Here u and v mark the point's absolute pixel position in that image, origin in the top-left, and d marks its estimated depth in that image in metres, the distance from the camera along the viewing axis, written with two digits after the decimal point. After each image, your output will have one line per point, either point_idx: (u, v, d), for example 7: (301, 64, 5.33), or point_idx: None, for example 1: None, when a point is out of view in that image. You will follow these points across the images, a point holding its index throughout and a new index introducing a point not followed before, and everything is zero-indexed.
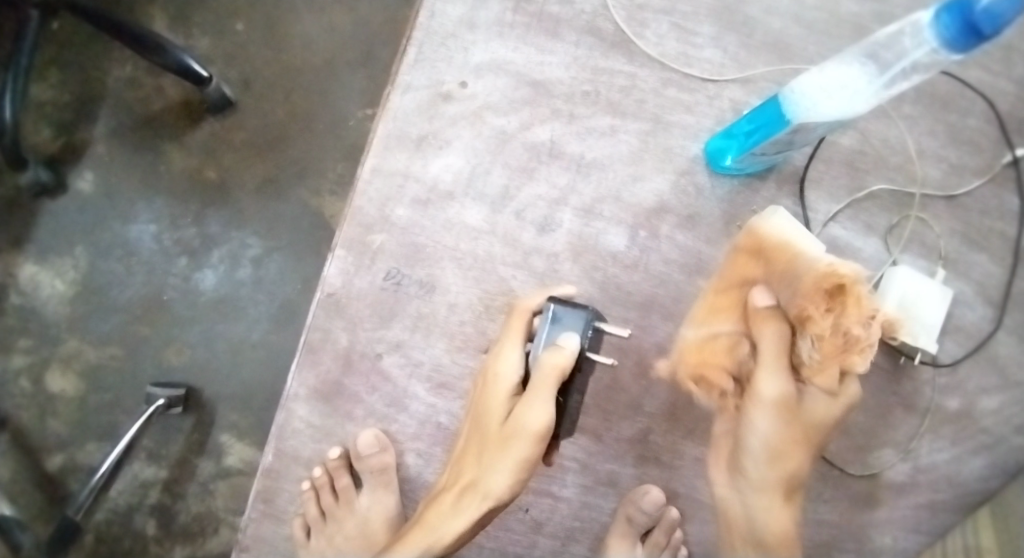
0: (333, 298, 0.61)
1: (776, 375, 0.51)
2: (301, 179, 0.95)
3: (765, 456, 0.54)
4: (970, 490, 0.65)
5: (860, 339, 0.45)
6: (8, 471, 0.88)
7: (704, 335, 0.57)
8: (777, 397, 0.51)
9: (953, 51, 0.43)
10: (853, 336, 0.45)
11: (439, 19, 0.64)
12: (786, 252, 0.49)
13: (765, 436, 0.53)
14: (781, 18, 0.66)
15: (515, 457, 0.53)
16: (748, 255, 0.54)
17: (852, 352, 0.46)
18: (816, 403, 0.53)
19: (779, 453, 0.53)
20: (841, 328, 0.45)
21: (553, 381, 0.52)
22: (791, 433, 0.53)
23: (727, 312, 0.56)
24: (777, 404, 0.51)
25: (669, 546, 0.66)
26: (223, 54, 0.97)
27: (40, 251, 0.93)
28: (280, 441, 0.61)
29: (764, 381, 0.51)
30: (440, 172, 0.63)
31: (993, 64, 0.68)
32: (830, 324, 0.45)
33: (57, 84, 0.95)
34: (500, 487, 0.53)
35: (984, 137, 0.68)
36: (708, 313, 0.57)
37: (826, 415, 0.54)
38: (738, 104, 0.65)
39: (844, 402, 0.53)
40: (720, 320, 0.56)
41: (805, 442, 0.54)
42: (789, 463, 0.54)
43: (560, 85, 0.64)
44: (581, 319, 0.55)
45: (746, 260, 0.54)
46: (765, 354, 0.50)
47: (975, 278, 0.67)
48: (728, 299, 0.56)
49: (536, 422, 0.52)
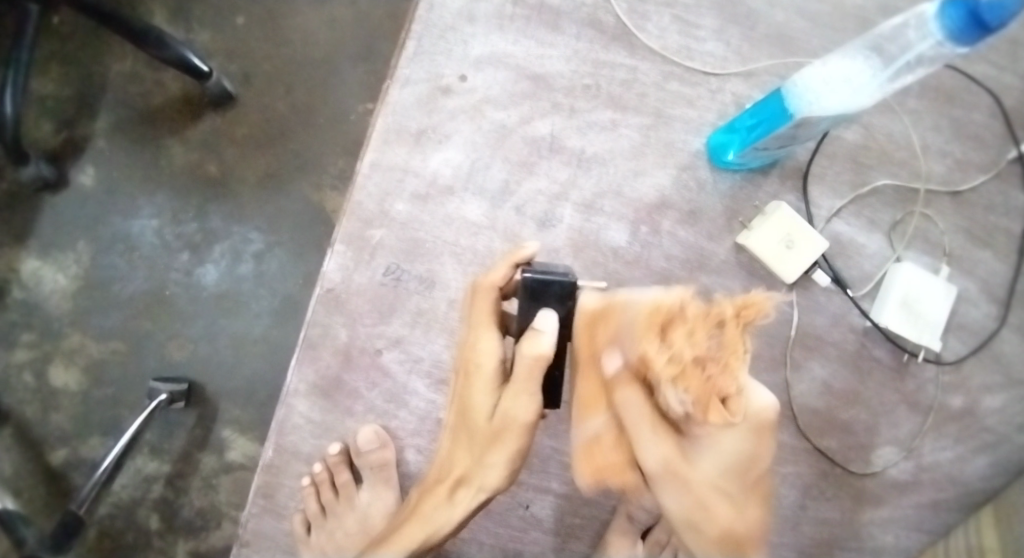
0: (333, 293, 0.60)
1: (655, 443, 0.44)
2: (302, 175, 0.95)
3: (687, 527, 0.47)
4: (974, 489, 0.65)
5: (711, 358, 0.38)
6: (11, 465, 0.89)
7: (585, 436, 0.48)
8: (668, 465, 0.44)
9: (958, 44, 0.43)
10: (700, 357, 0.39)
11: (439, 12, 0.64)
12: (615, 311, 0.47)
13: (679, 510, 0.46)
14: (784, 11, 0.66)
15: (508, 450, 0.50)
16: (590, 329, 0.48)
17: (715, 376, 0.39)
18: (712, 448, 0.46)
19: (701, 522, 0.46)
20: (688, 357, 0.39)
21: (536, 373, 0.48)
22: (704, 496, 0.46)
23: (597, 402, 0.48)
24: (672, 473, 0.44)
25: (669, 544, 0.66)
26: (222, 48, 0.97)
27: (42, 246, 0.93)
28: (281, 437, 0.61)
29: (643, 453, 0.44)
30: (439, 167, 0.62)
31: (998, 58, 0.68)
32: (669, 360, 0.40)
33: (58, 79, 0.94)
34: (496, 478, 0.51)
35: (990, 132, 0.67)
36: (580, 407, 0.49)
37: (726, 452, 0.47)
38: (740, 98, 0.65)
39: (743, 430, 0.48)
40: (593, 414, 0.48)
41: (720, 491, 0.47)
42: (719, 527, 0.46)
43: (561, 79, 0.64)
44: (561, 288, 0.48)
45: (587, 336, 0.49)
46: (632, 427, 0.44)
47: (979, 275, 0.66)
48: (592, 387, 0.48)
49: (526, 414, 0.49)
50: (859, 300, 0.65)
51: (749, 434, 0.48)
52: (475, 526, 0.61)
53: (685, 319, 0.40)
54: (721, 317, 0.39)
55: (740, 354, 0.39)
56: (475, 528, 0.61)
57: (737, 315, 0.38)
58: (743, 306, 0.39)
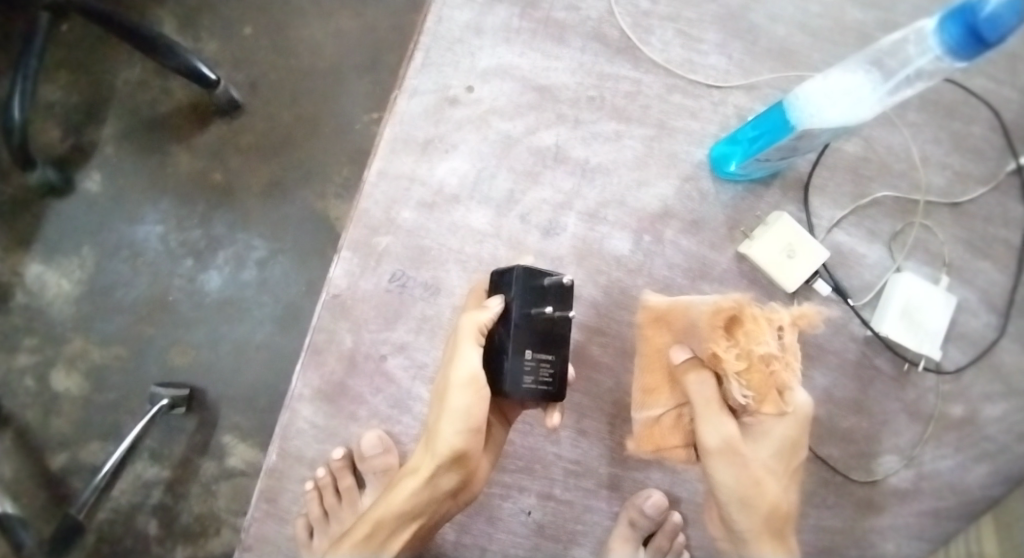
0: (339, 299, 0.61)
1: (717, 419, 0.48)
2: (307, 182, 0.96)
3: (741, 504, 0.48)
4: (975, 498, 0.65)
5: (774, 355, 0.46)
6: (11, 470, 0.88)
7: (645, 416, 0.55)
8: (728, 442, 0.47)
9: (956, 59, 0.44)
10: (766, 354, 0.46)
11: (446, 24, 0.65)
12: (678, 310, 0.53)
13: (732, 487, 0.48)
14: (785, 26, 0.67)
15: (450, 411, 0.49)
16: (653, 328, 0.55)
17: (778, 371, 0.47)
18: (767, 435, 0.50)
19: (755, 500, 0.48)
20: (754, 353, 0.46)
21: (472, 334, 0.48)
22: (758, 474, 0.48)
23: (661, 389, 0.54)
24: (731, 450, 0.47)
25: (671, 549, 0.65)
26: (230, 57, 0.98)
27: (46, 250, 0.93)
28: (284, 441, 0.61)
29: (706, 429, 0.48)
30: (445, 175, 0.63)
31: (996, 73, 0.69)
32: (741, 355, 0.47)
33: (67, 86, 0.96)
34: (443, 447, 0.49)
35: (988, 146, 0.68)
36: (643, 393, 0.55)
37: (780, 442, 0.50)
38: (742, 110, 0.66)
39: (794, 421, 0.50)
40: (655, 400, 0.54)
41: (773, 474, 0.49)
42: (768, 504, 0.48)
43: (565, 90, 0.65)
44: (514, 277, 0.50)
45: (652, 332, 0.55)
46: (699, 406, 0.49)
47: (979, 286, 0.67)
48: (657, 377, 0.54)
49: (462, 376, 0.48)
50: (860, 309, 0.65)
51: (802, 432, 0.51)
52: (476, 532, 0.61)
53: (753, 320, 0.47)
54: (779, 323, 0.47)
55: (795, 355, 0.47)
56: (477, 534, 0.61)
57: (792, 323, 0.47)
58: (798, 316, 0.47)
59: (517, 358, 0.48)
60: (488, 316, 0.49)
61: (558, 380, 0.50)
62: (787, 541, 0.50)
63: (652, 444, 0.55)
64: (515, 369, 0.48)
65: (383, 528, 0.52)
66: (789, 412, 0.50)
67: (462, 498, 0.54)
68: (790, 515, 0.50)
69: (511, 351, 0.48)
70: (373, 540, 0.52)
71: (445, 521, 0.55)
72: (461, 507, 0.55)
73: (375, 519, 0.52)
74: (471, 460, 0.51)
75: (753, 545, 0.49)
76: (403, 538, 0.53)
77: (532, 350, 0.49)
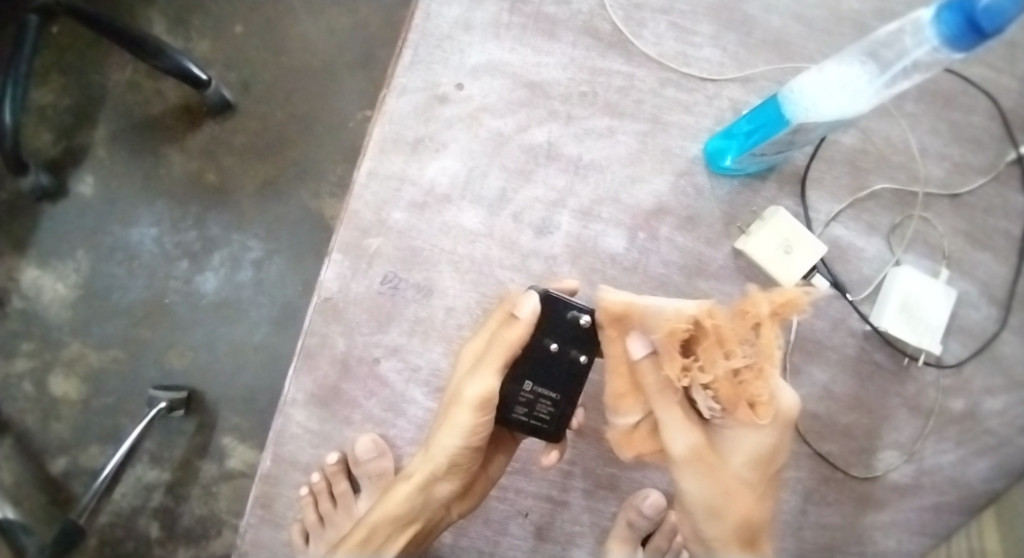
0: (331, 302, 0.60)
1: (682, 428, 0.47)
2: (302, 181, 0.95)
3: (709, 512, 0.49)
4: (977, 492, 0.64)
5: (746, 366, 0.42)
6: (11, 475, 0.88)
7: (621, 424, 0.51)
8: (695, 452, 0.47)
9: (954, 50, 0.43)
10: (739, 366, 0.43)
11: (435, 21, 0.64)
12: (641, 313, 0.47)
13: (700, 496, 0.49)
14: (780, 17, 0.66)
15: (455, 422, 0.50)
16: (613, 329, 0.49)
17: (749, 381, 0.43)
18: (739, 444, 0.49)
19: (723, 509, 0.49)
20: (724, 367, 0.43)
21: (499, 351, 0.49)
22: (728, 483, 0.49)
23: (630, 395, 0.50)
24: (698, 459, 0.47)
25: (670, 548, 0.67)
26: (222, 57, 0.97)
27: (41, 255, 0.93)
28: (279, 446, 0.61)
29: (672, 438, 0.47)
30: (436, 175, 0.62)
31: (996, 61, 0.68)
32: (714, 367, 0.43)
33: (58, 89, 0.95)
34: (441, 455, 0.50)
35: (988, 136, 0.67)
36: (613, 399, 0.50)
37: (752, 451, 0.49)
38: (737, 103, 0.65)
39: (772, 429, 0.48)
40: (628, 406, 0.50)
41: (746, 484, 0.50)
42: (738, 514, 0.49)
43: (557, 86, 0.64)
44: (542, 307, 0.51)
45: (614, 333, 0.48)
46: (664, 416, 0.47)
47: (979, 278, 0.66)
48: (625, 381, 0.49)
49: (473, 391, 0.49)
50: (858, 305, 0.64)
51: (778, 438, 0.49)
52: (474, 535, 0.61)
53: (722, 329, 0.43)
54: (756, 326, 0.42)
55: (772, 361, 0.42)
56: (475, 536, 0.61)
57: (773, 320, 0.42)
58: (779, 304, 0.42)
59: (516, 385, 0.52)
60: (520, 332, 0.49)
61: (553, 423, 0.52)
62: (760, 547, 0.52)
63: (631, 451, 0.52)
64: (512, 394, 0.52)
65: (379, 532, 0.53)
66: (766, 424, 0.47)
67: (457, 509, 0.55)
68: (763, 526, 0.51)
69: (511, 377, 0.52)
70: (368, 544, 0.54)
71: (441, 530, 0.56)
72: (457, 518, 0.56)
73: (372, 523, 0.53)
74: (468, 471, 0.52)
75: (722, 553, 0.51)
76: (398, 546, 0.54)
77: (532, 383, 0.51)
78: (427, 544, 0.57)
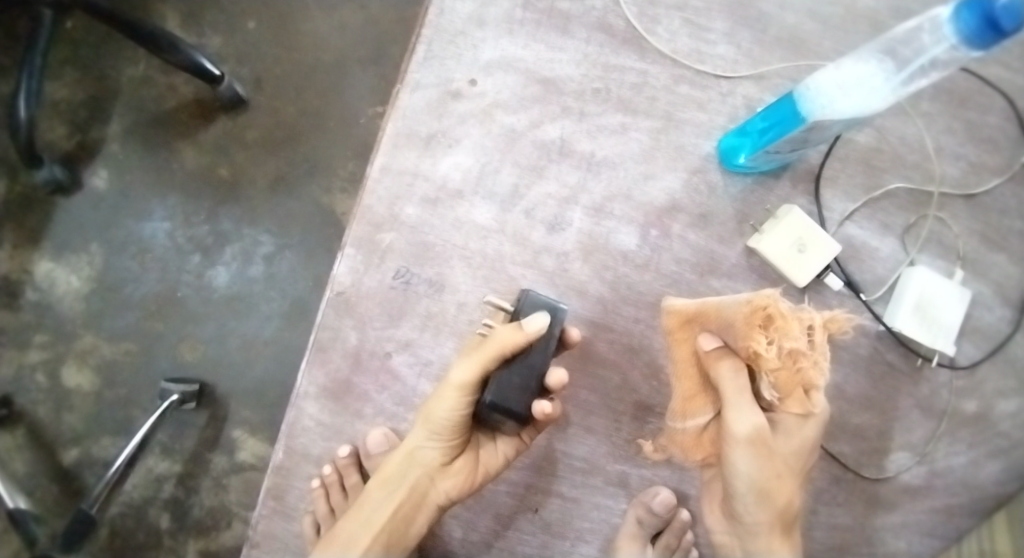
0: (343, 296, 0.61)
1: (748, 408, 0.48)
2: (313, 177, 0.96)
3: (759, 496, 0.48)
4: (988, 495, 0.64)
5: (803, 352, 0.46)
6: (24, 465, 0.89)
7: (690, 426, 0.55)
8: (757, 432, 0.48)
9: (973, 48, 0.42)
10: (795, 350, 0.47)
11: (448, 16, 0.64)
12: (711, 311, 0.52)
13: (753, 477, 0.48)
14: (796, 14, 0.65)
15: (445, 390, 0.51)
16: (682, 333, 0.55)
17: (806, 369, 0.47)
18: (792, 433, 0.50)
19: (773, 491, 0.48)
20: (785, 350, 0.46)
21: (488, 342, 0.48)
22: (782, 469, 0.49)
23: (699, 395, 0.55)
24: (759, 441, 0.47)
25: (680, 548, 0.65)
26: (235, 53, 0.97)
27: (55, 248, 0.94)
28: (291, 439, 0.61)
29: (736, 416, 0.48)
30: (449, 170, 0.62)
31: (1014, 61, 0.67)
32: (776, 352, 0.47)
33: (72, 83, 0.96)
34: (427, 419, 0.53)
35: (1004, 136, 0.66)
36: (683, 402, 0.56)
37: (803, 442, 0.50)
38: (751, 101, 0.64)
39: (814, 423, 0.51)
40: (698, 406, 0.55)
41: (793, 470, 0.50)
42: (784, 498, 0.49)
43: (570, 82, 0.64)
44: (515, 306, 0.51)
45: (682, 335, 0.55)
46: (730, 393, 0.49)
47: (994, 279, 0.65)
48: (692, 383, 0.55)
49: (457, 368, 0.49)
50: (871, 304, 0.64)
51: (818, 434, 0.52)
52: (483, 529, 0.61)
53: (782, 317, 0.47)
54: (809, 323, 0.47)
55: (825, 356, 0.48)
56: (484, 530, 0.61)
57: (823, 325, 0.48)
58: (828, 322, 0.48)
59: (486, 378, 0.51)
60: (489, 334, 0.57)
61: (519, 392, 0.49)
62: (793, 537, 0.51)
63: (700, 452, 0.56)
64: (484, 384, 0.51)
65: (372, 494, 0.55)
66: (816, 412, 0.50)
67: (443, 487, 0.55)
68: (799, 512, 0.51)
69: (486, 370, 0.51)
70: (360, 508, 0.54)
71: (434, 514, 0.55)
72: (446, 499, 0.55)
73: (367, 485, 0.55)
74: (456, 441, 0.54)
75: (761, 539, 0.50)
76: (386, 512, 0.53)
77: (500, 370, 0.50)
78: (416, 530, 0.55)
